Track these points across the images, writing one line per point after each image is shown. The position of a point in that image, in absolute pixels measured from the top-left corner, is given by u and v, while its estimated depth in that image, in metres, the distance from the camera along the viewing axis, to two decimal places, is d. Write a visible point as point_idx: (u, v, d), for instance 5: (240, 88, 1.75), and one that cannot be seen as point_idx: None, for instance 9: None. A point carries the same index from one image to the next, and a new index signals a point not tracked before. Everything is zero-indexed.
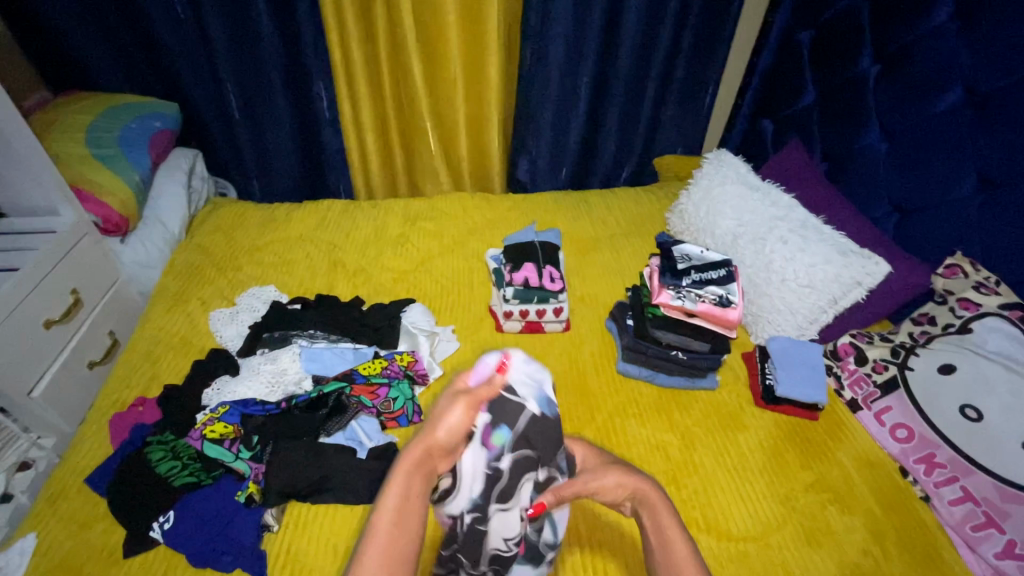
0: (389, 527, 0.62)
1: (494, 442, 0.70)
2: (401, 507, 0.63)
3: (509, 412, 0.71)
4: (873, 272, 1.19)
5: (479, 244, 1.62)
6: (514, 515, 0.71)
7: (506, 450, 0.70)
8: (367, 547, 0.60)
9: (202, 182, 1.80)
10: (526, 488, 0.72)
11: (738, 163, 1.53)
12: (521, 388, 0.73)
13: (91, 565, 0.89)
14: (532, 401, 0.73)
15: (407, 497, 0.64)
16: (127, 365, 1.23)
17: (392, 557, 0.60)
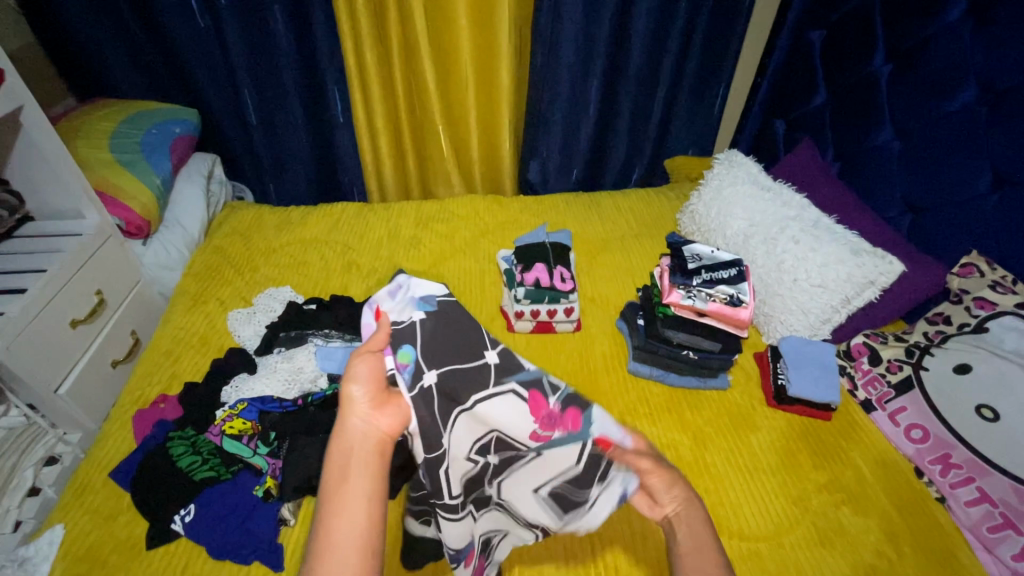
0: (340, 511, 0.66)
1: (404, 361, 0.84)
2: (339, 486, 0.69)
3: (404, 334, 0.86)
4: (886, 271, 1.18)
5: (490, 245, 1.64)
6: (463, 430, 0.86)
7: (416, 360, 0.84)
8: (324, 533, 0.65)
9: (220, 185, 1.84)
10: (489, 407, 0.85)
11: (749, 163, 1.53)
12: (402, 313, 0.89)
13: (116, 555, 0.92)
14: (414, 313, 0.88)
15: (344, 478, 0.69)
16: (150, 364, 1.27)
17: (349, 531, 0.65)
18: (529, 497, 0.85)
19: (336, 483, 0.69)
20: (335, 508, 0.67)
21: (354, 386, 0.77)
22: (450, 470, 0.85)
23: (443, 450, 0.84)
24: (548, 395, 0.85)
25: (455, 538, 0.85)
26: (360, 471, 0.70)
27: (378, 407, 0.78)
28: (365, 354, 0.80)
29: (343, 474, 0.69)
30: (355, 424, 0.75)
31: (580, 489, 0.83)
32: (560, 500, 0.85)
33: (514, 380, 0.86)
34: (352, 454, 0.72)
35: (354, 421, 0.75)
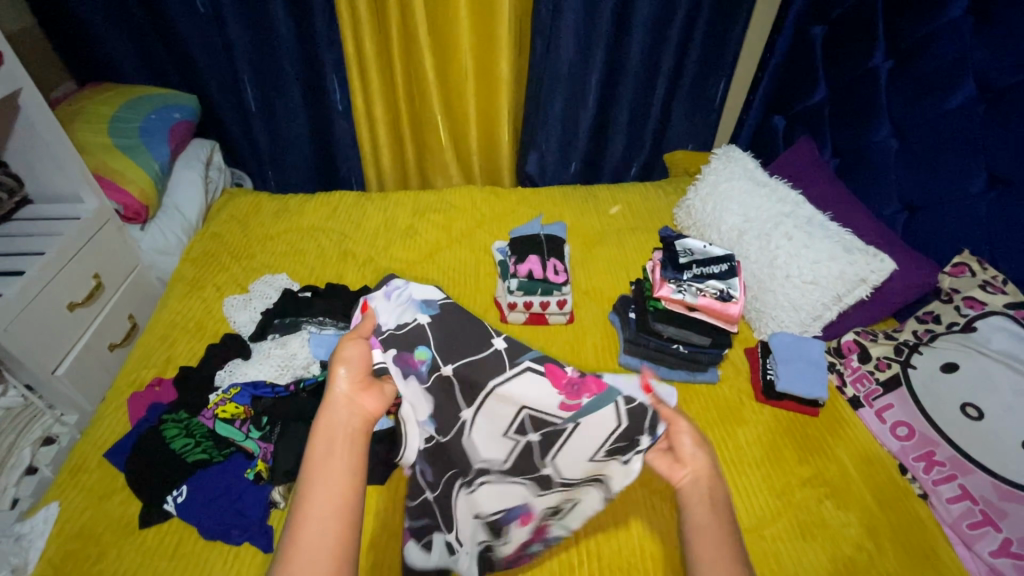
0: (321, 483, 0.65)
1: (421, 359, 0.86)
2: (325, 459, 0.68)
3: (413, 335, 0.87)
4: (878, 269, 1.18)
5: (486, 236, 1.65)
6: (496, 404, 0.86)
7: (433, 356, 0.87)
8: (304, 502, 0.64)
9: (219, 172, 1.85)
10: (514, 382, 0.85)
11: (746, 159, 1.52)
12: (403, 315, 0.89)
13: (110, 533, 0.94)
14: (417, 315, 0.89)
15: (331, 451, 0.69)
16: (146, 347, 1.28)
17: (330, 503, 0.64)
18: (584, 463, 0.86)
19: (320, 457, 0.68)
20: (318, 481, 0.65)
21: (339, 368, 0.80)
22: (481, 445, 0.88)
23: (465, 424, 0.88)
24: (564, 364, 0.85)
25: (505, 499, 0.90)
26: (346, 446, 0.70)
27: (363, 388, 0.79)
28: (349, 337, 0.85)
29: (327, 448, 0.69)
30: (339, 403, 0.75)
31: (627, 439, 0.82)
32: (614, 453, 0.84)
33: (528, 359, 0.86)
34: (336, 430, 0.71)
35: (337, 399, 0.76)
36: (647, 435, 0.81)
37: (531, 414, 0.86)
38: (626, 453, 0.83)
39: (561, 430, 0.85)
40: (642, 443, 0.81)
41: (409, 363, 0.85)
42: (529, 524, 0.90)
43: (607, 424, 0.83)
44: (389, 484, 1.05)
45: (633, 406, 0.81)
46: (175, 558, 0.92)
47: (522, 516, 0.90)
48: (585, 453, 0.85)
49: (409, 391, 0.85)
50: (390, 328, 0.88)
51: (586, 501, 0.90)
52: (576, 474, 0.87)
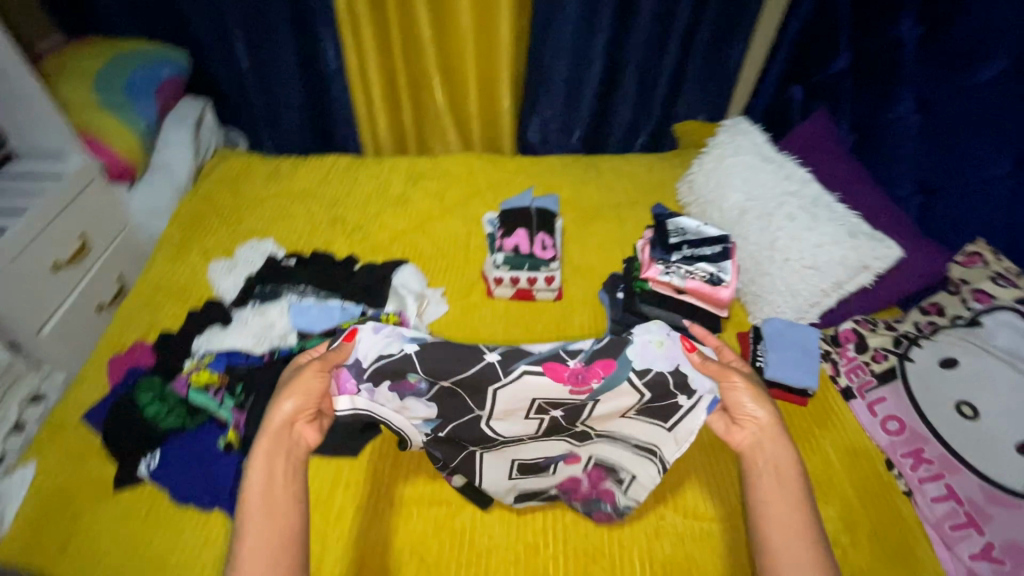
0: (262, 519, 0.67)
1: (413, 381, 0.91)
2: (266, 494, 0.69)
3: (402, 365, 0.89)
4: (883, 256, 1.11)
5: (479, 206, 1.60)
6: (518, 395, 0.90)
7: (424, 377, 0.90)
8: (245, 539, 0.65)
9: (211, 132, 1.81)
10: (522, 379, 0.89)
11: (754, 132, 1.43)
12: (388, 347, 0.90)
13: (86, 494, 0.96)
14: (403, 347, 0.90)
15: (271, 484, 0.69)
16: (129, 310, 1.28)
17: (274, 539, 0.66)
18: (620, 425, 0.95)
19: (261, 494, 0.68)
20: (258, 519, 0.67)
21: (284, 398, 0.77)
22: (506, 429, 0.95)
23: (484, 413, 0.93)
24: (566, 359, 0.89)
25: (549, 449, 0.97)
26: (288, 478, 0.71)
27: (308, 419, 0.79)
28: (313, 366, 0.82)
29: (268, 485, 0.69)
30: (280, 434, 0.75)
31: (665, 401, 0.90)
32: (658, 418, 0.92)
33: (524, 364, 0.89)
34: (277, 463, 0.72)
35: (277, 428, 0.75)
36: (686, 396, 0.89)
37: (544, 402, 0.91)
38: (670, 418, 0.92)
39: (583, 406, 0.91)
40: (684, 402, 0.90)
41: (407, 387, 0.91)
42: (577, 463, 0.98)
43: (630, 398, 0.90)
44: (361, 456, 1.04)
45: (648, 377, 0.89)
46: (147, 521, 0.94)
47: (568, 457, 0.98)
48: (617, 417, 0.94)
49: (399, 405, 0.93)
50: (373, 362, 0.89)
51: (644, 476, 0.94)
52: (617, 434, 0.96)
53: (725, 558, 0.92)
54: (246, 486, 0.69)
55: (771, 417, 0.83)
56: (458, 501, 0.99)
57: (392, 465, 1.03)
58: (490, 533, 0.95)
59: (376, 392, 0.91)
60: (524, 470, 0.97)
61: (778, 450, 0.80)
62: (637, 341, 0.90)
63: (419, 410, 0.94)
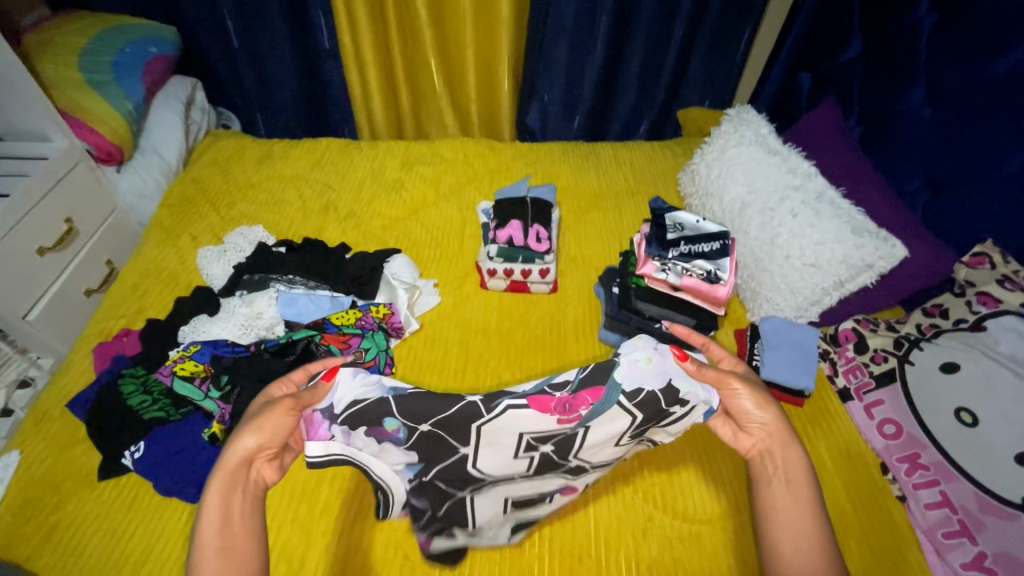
0: (216, 558, 0.66)
1: (390, 428, 0.85)
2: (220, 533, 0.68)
3: (380, 408, 0.85)
4: (887, 255, 1.08)
5: (475, 194, 1.56)
6: (504, 434, 0.87)
7: (404, 423, 0.85)
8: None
9: (202, 112, 1.76)
10: (507, 416, 0.86)
11: (759, 122, 1.38)
12: (364, 393, 0.86)
13: (70, 483, 0.96)
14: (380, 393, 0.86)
15: (228, 523, 0.69)
16: (116, 296, 1.26)
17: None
18: (613, 449, 0.90)
19: (216, 538, 0.67)
20: (210, 559, 0.66)
21: (244, 434, 0.75)
22: (493, 470, 0.88)
23: (471, 457, 0.87)
24: (550, 392, 0.89)
25: (544, 485, 0.91)
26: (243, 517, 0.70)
27: (270, 455, 0.77)
28: (282, 405, 0.78)
29: (222, 532, 0.68)
30: (239, 471, 0.73)
31: (658, 417, 0.87)
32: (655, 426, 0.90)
33: (506, 399, 0.87)
34: (233, 507, 0.70)
35: (235, 465, 0.73)
36: (679, 406, 0.87)
37: (532, 437, 0.87)
38: (665, 422, 0.89)
39: (572, 437, 0.87)
40: (679, 412, 0.87)
41: (383, 434, 0.85)
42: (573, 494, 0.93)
43: (623, 421, 0.86)
44: None
45: (637, 399, 0.85)
46: (131, 512, 0.93)
47: (564, 490, 0.92)
48: (612, 443, 0.89)
49: (377, 455, 0.87)
50: (348, 408, 0.85)
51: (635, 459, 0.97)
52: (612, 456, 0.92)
53: (712, 559, 0.91)
54: (201, 532, 0.68)
55: (774, 420, 0.84)
56: None
57: None
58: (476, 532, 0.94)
59: (352, 437, 0.85)
60: (518, 507, 0.91)
61: (789, 455, 0.82)
62: (623, 362, 0.89)
63: (399, 457, 0.87)
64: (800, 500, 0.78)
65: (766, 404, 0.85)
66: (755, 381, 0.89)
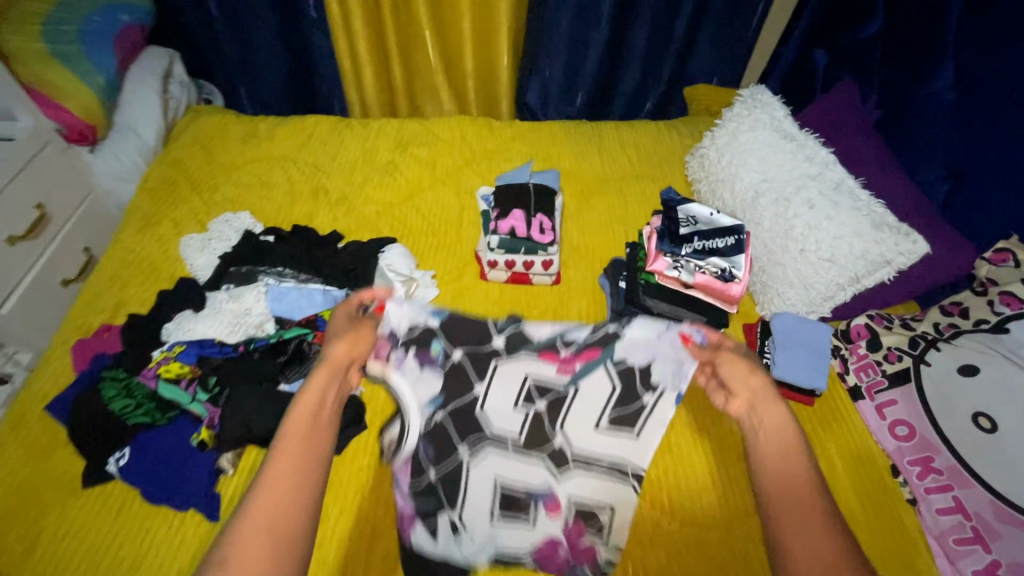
0: (294, 455, 0.70)
1: (433, 352, 0.93)
2: (299, 441, 0.72)
3: (425, 337, 0.93)
4: (907, 251, 1.03)
5: (473, 177, 1.48)
6: (520, 377, 0.93)
7: (444, 348, 0.93)
8: (271, 470, 0.68)
9: (182, 86, 1.65)
10: (525, 356, 0.93)
11: (774, 104, 1.31)
12: (414, 319, 0.93)
13: (51, 491, 0.91)
14: (428, 320, 0.93)
15: (315, 420, 0.75)
16: (94, 288, 1.19)
17: (298, 475, 0.69)
18: (593, 435, 0.93)
19: (299, 444, 0.71)
20: (286, 458, 0.69)
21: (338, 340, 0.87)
22: (495, 421, 0.94)
23: (479, 398, 0.94)
24: (559, 346, 0.92)
25: (529, 479, 0.93)
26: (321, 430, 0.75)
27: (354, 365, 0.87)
28: (370, 325, 0.91)
29: (311, 422, 0.74)
30: (328, 373, 0.81)
31: (631, 398, 0.92)
32: (625, 424, 0.93)
33: (525, 350, 0.92)
34: (324, 399, 0.78)
35: (329, 366, 0.82)
36: (650, 393, 0.92)
37: (534, 385, 0.93)
38: (637, 422, 0.92)
39: (563, 395, 0.93)
40: (647, 400, 0.92)
41: (427, 357, 0.93)
42: (558, 515, 0.91)
43: (602, 389, 0.92)
44: (346, 456, 0.99)
45: (620, 370, 0.92)
46: (118, 522, 0.89)
47: (547, 505, 0.92)
48: (591, 419, 0.93)
49: (413, 381, 0.93)
50: (405, 333, 0.92)
51: (622, 505, 0.91)
52: (589, 455, 0.93)
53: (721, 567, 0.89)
54: (289, 424, 0.73)
55: (763, 384, 0.86)
56: None
57: (378, 463, 0.98)
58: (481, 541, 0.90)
59: (402, 363, 0.92)
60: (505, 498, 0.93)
61: (770, 411, 0.83)
62: (627, 335, 0.91)
63: (426, 389, 0.94)
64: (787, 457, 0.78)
65: (753, 370, 0.87)
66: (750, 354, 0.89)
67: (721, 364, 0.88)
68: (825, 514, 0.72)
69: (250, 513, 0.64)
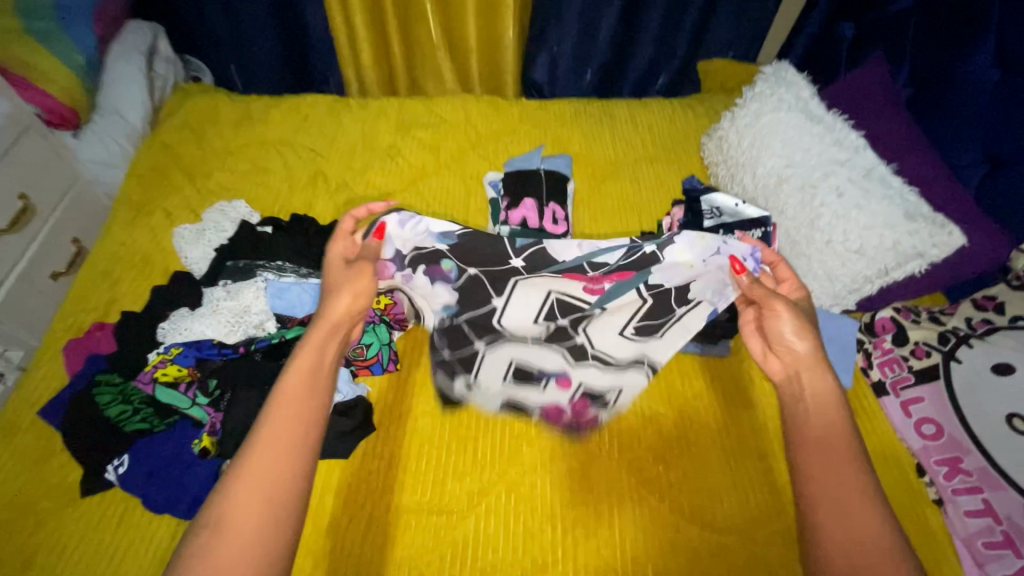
0: (287, 409, 0.69)
1: (446, 268, 1.05)
2: (302, 397, 0.71)
3: (433, 256, 1.03)
4: (942, 242, 0.97)
5: (480, 161, 1.41)
6: (534, 287, 1.07)
7: (457, 264, 1.05)
8: (268, 416, 0.68)
9: (167, 64, 1.59)
10: (546, 272, 1.06)
11: (800, 84, 1.24)
12: (421, 241, 1.02)
13: (47, 502, 0.88)
14: (437, 243, 1.03)
15: (315, 368, 0.75)
16: (85, 284, 1.14)
17: (288, 425, 0.68)
18: (617, 340, 1.07)
19: (301, 398, 0.71)
20: (285, 408, 0.69)
21: (342, 291, 0.85)
22: (512, 322, 1.08)
23: (496, 307, 1.08)
24: (585, 268, 1.05)
25: (544, 361, 1.07)
26: (321, 380, 0.74)
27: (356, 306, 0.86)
28: (367, 270, 0.88)
29: (310, 373, 0.74)
30: (328, 325, 0.82)
31: (661, 310, 1.05)
32: (648, 330, 1.06)
33: (551, 271, 1.05)
34: (324, 353, 0.78)
35: (329, 318, 0.82)
36: (683, 306, 1.04)
37: (559, 297, 1.06)
38: (661, 326, 1.05)
39: (591, 312, 1.06)
40: (678, 311, 1.04)
41: (438, 273, 1.05)
42: (567, 389, 1.06)
43: (632, 303, 1.05)
44: (354, 459, 0.96)
45: (655, 288, 1.04)
46: (120, 532, 0.86)
47: (559, 380, 1.06)
48: (616, 328, 1.07)
49: (427, 288, 1.06)
50: (410, 253, 1.02)
51: (629, 385, 1.05)
52: (606, 351, 1.08)
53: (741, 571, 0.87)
54: (292, 370, 0.73)
55: (808, 351, 0.84)
56: (462, 508, 0.91)
57: (388, 467, 0.95)
58: (496, 546, 0.88)
59: (412, 279, 1.04)
60: (518, 373, 1.06)
61: (814, 377, 0.82)
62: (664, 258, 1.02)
63: (439, 298, 1.07)
64: (826, 423, 0.77)
65: (804, 334, 0.85)
66: (803, 312, 0.87)
67: (766, 317, 0.89)
68: (861, 487, 0.69)
69: (245, 469, 0.64)
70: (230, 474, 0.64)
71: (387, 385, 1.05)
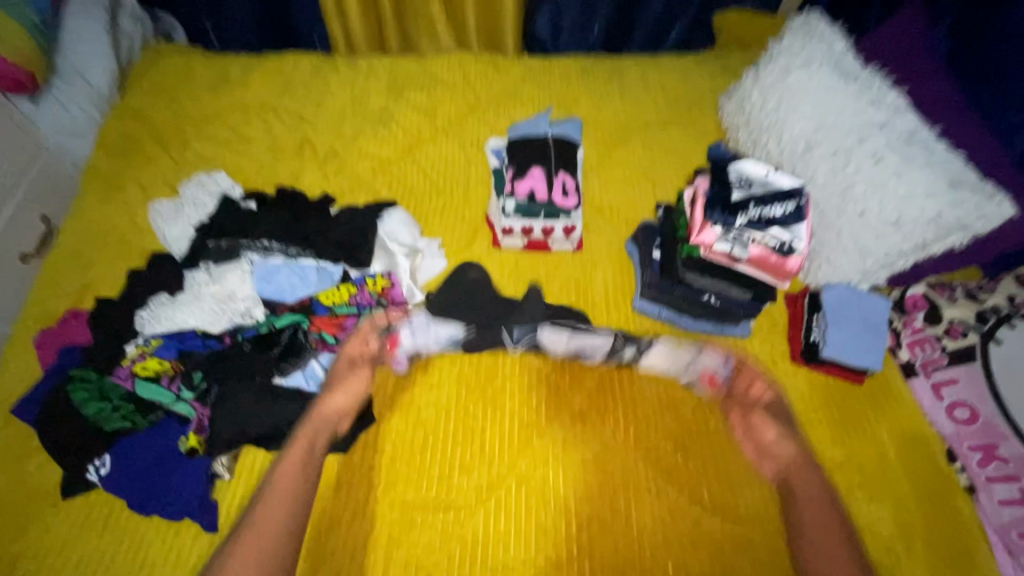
0: (275, 503, 0.78)
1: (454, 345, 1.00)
2: (286, 485, 0.79)
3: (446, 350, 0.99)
4: (989, 215, 0.89)
5: (480, 126, 1.30)
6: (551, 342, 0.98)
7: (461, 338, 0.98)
8: (258, 511, 0.77)
9: (134, 20, 1.44)
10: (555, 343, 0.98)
11: (832, 37, 1.12)
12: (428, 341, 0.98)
13: (26, 506, 0.82)
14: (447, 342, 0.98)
15: (302, 466, 0.82)
16: (55, 267, 1.05)
17: (275, 514, 0.77)
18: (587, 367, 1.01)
19: (288, 487, 0.79)
20: (266, 501, 0.78)
21: (337, 392, 0.88)
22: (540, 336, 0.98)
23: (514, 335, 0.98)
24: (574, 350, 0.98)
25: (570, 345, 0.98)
26: (308, 477, 0.82)
27: (354, 406, 0.89)
28: (364, 368, 0.92)
29: (301, 466, 0.81)
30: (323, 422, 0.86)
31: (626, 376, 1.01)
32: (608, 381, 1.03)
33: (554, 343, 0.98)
34: (314, 444, 0.83)
35: (325, 414, 0.86)
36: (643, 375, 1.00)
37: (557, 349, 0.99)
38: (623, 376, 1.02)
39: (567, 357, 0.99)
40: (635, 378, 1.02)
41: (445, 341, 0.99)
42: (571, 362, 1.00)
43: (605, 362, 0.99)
44: (353, 452, 0.90)
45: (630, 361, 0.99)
46: (107, 536, 0.81)
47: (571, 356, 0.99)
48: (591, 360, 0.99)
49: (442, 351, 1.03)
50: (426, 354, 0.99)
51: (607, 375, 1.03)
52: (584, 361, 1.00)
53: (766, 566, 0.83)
54: (279, 470, 0.81)
55: (794, 453, 0.89)
56: (471, 503, 0.86)
57: (389, 461, 0.89)
58: (507, 544, 0.83)
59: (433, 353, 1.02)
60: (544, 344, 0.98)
61: (807, 480, 0.86)
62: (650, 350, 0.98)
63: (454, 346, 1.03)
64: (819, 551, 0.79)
65: (788, 436, 0.90)
66: (784, 416, 0.93)
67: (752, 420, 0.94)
68: None
69: (228, 564, 0.72)
70: (221, 555, 0.73)
71: (385, 372, 0.98)
